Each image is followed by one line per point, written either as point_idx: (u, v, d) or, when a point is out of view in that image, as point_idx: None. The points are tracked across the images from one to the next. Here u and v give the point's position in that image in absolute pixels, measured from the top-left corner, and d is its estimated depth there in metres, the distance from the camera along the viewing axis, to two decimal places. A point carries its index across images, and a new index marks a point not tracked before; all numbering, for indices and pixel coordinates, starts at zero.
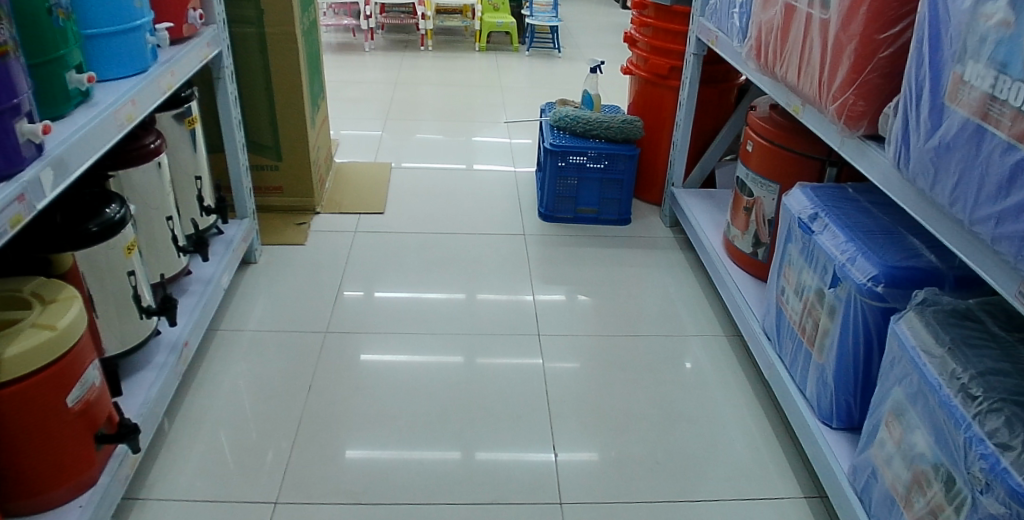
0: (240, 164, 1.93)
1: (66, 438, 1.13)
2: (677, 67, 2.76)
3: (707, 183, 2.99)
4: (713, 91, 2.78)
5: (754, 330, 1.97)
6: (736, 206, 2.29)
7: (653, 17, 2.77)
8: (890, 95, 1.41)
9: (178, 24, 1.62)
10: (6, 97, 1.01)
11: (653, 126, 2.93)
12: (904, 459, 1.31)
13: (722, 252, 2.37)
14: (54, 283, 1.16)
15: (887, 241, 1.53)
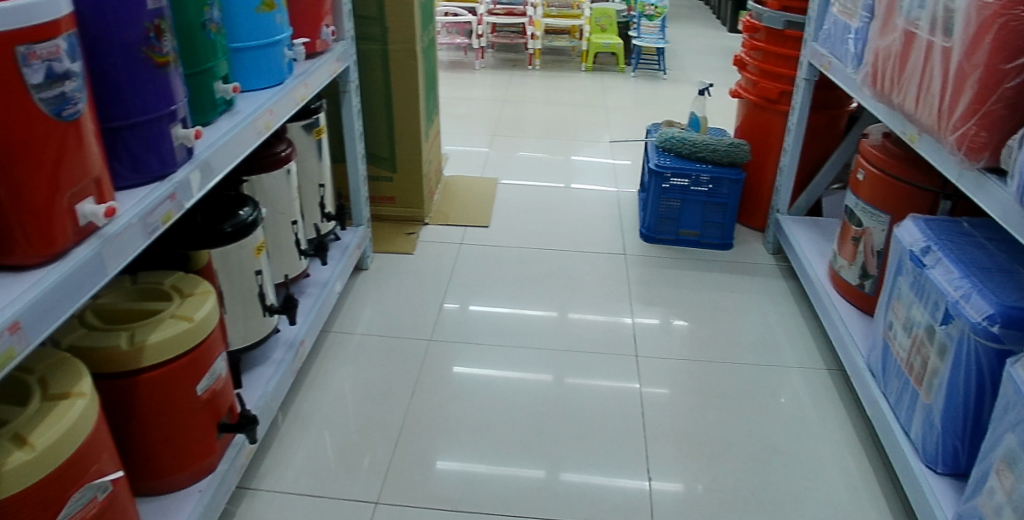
0: (359, 173, 2.02)
1: (193, 425, 1.17)
2: (787, 91, 2.67)
3: (815, 211, 2.87)
4: (825, 117, 2.67)
5: (858, 366, 1.87)
6: (844, 236, 2.19)
7: (764, 41, 2.70)
8: (1015, 127, 1.32)
9: (312, 40, 1.72)
10: (165, 104, 1.11)
11: (760, 151, 2.85)
12: (1015, 510, 1.20)
13: (827, 282, 2.26)
14: (192, 278, 1.23)
15: (1005, 279, 1.42)
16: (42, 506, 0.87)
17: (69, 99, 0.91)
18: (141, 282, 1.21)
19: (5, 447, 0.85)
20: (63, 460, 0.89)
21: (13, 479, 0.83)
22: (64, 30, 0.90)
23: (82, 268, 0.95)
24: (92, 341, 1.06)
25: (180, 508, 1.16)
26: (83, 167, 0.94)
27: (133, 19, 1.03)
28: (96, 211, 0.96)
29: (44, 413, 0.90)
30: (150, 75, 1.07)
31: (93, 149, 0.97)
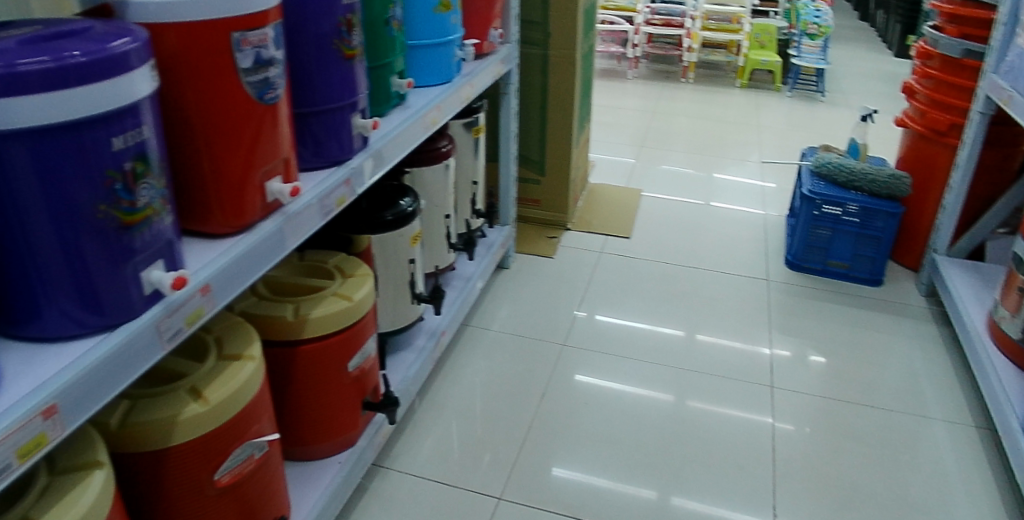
0: (510, 174, 2.05)
1: (341, 400, 1.22)
2: (958, 124, 2.45)
3: (976, 255, 2.62)
4: (997, 154, 2.43)
5: (1011, 426, 1.69)
6: (1009, 284, 1.95)
7: (938, 69, 2.49)
8: None
9: (481, 41, 1.77)
10: (349, 94, 1.17)
11: (923, 185, 2.64)
12: None
13: (985, 332, 2.05)
14: (353, 259, 1.28)
15: None
16: (209, 457, 0.94)
17: (270, 83, 0.98)
18: (308, 259, 1.27)
19: (182, 397, 0.92)
20: (230, 416, 0.95)
21: (187, 427, 0.91)
22: (272, 19, 0.97)
23: (265, 240, 1.02)
24: (262, 309, 1.13)
25: (321, 476, 1.22)
26: (275, 148, 1.02)
27: (330, 12, 1.09)
28: (282, 190, 1.03)
29: (219, 370, 0.97)
30: (339, 66, 1.14)
31: (285, 132, 1.04)
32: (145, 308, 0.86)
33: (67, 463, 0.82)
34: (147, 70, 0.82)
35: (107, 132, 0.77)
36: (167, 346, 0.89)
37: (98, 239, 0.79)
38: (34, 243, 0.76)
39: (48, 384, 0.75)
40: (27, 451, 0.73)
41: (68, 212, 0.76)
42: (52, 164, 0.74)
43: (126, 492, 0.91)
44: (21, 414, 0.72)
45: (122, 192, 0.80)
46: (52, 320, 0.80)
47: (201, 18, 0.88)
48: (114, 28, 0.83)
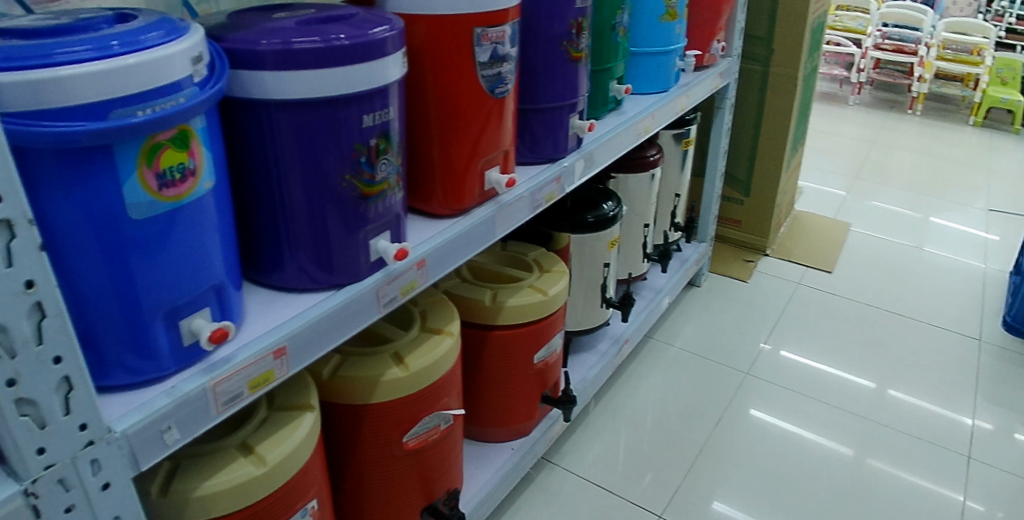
0: (714, 191, 1.99)
1: (523, 389, 1.25)
2: None
3: None
4: None
5: None
6: None
7: None
8: None
9: (702, 53, 1.74)
10: (570, 95, 1.20)
11: None
12: None
13: None
14: (551, 256, 1.30)
15: None
16: (402, 419, 1.01)
17: (502, 78, 1.03)
18: (509, 249, 1.32)
19: (385, 361, 0.99)
20: (425, 385, 1.01)
21: (387, 389, 0.97)
22: (511, 18, 1.01)
23: (478, 226, 1.07)
24: (464, 291, 1.19)
25: (493, 459, 1.26)
26: (498, 139, 1.07)
27: (562, 14, 1.13)
28: (500, 180, 1.08)
29: (421, 341, 1.03)
30: (564, 66, 1.18)
31: (509, 125, 1.09)
32: (369, 272, 0.93)
33: (284, 401, 0.91)
34: (398, 56, 0.89)
35: (359, 110, 0.85)
36: (382, 311, 0.96)
37: (338, 205, 0.87)
38: (287, 202, 0.86)
39: (281, 327, 0.84)
40: (257, 383, 0.81)
41: (318, 178, 0.85)
42: (311, 133, 0.83)
43: (327, 436, 1.00)
44: (256, 351, 0.80)
45: (365, 165, 0.87)
46: (292, 271, 0.89)
47: (449, 11, 0.94)
48: (376, 17, 0.91)
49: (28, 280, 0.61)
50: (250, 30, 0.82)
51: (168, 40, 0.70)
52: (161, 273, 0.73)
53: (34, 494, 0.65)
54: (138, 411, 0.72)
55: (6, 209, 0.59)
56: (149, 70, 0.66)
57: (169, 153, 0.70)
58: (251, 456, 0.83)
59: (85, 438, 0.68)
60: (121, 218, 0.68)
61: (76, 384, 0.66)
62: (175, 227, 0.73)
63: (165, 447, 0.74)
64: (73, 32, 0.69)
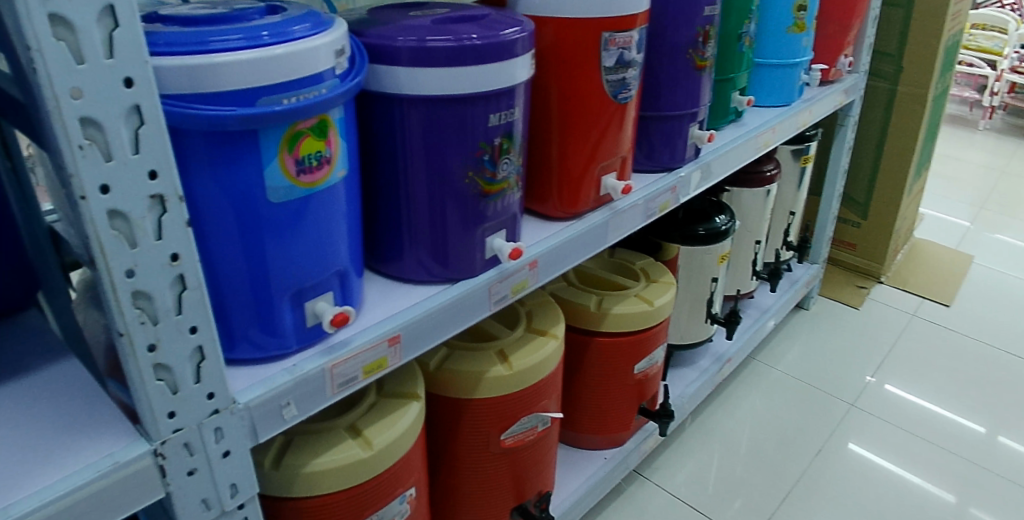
0: (830, 213, 1.91)
1: (621, 398, 1.24)
2: None
3: None
4: None
5: None
6: None
7: None
8: None
9: (829, 68, 1.67)
10: (690, 104, 1.19)
11: None
12: None
13: None
14: (659, 266, 1.29)
15: None
16: (501, 417, 1.01)
17: (626, 84, 1.02)
18: (617, 256, 1.31)
19: (490, 358, 1.00)
20: (526, 385, 1.01)
21: (490, 385, 0.98)
22: (639, 23, 1.00)
23: (591, 230, 1.06)
24: (570, 295, 1.19)
25: (586, 465, 1.26)
26: (617, 145, 1.06)
27: (689, 23, 1.12)
28: (616, 186, 1.07)
29: (525, 341, 1.04)
30: (687, 75, 1.16)
31: (629, 132, 1.08)
32: (483, 269, 0.94)
33: (393, 388, 0.93)
34: (527, 58, 0.90)
35: (486, 109, 0.86)
36: (493, 308, 0.96)
37: (458, 200, 0.88)
38: (410, 194, 0.88)
39: (397, 316, 0.85)
40: (372, 369, 0.82)
41: (441, 173, 0.86)
42: (438, 128, 0.85)
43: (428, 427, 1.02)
44: (373, 336, 0.82)
45: (488, 163, 0.88)
46: (410, 263, 0.91)
47: (579, 15, 0.95)
48: (507, 18, 0.92)
49: (174, 252, 0.65)
50: (388, 26, 0.84)
51: (313, 33, 0.73)
52: (291, 254, 0.76)
53: (162, 454, 0.68)
54: (260, 385, 0.75)
55: (160, 186, 0.63)
56: (295, 61, 0.69)
57: (308, 141, 0.73)
58: (359, 438, 0.86)
59: (212, 406, 0.70)
60: (259, 200, 0.72)
61: (208, 354, 0.69)
62: (307, 211, 0.75)
63: (283, 422, 0.76)
64: (228, 21, 0.72)
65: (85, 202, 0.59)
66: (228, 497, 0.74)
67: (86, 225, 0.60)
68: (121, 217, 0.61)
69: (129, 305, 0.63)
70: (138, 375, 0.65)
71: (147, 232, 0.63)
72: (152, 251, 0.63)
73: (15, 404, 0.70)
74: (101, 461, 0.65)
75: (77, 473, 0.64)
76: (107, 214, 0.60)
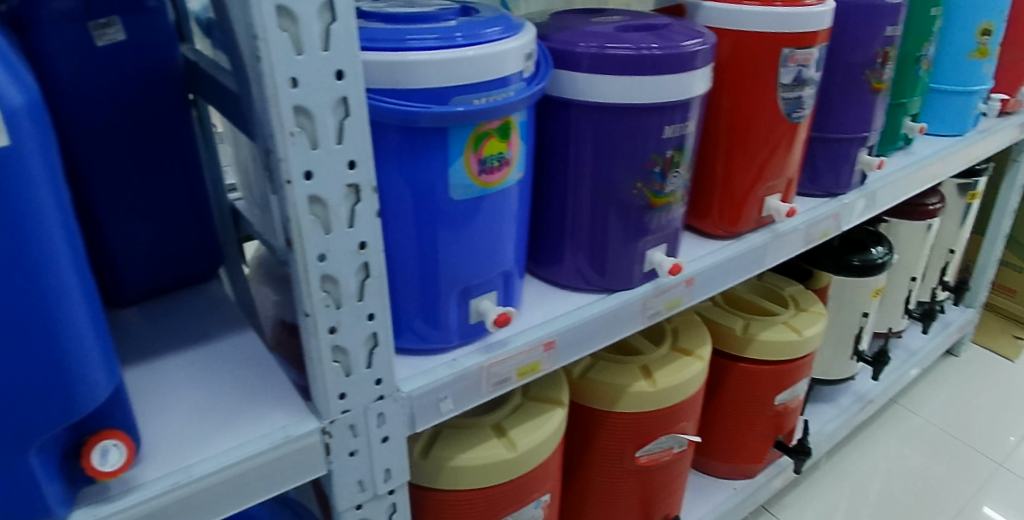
0: (993, 254, 1.77)
1: (757, 429, 1.20)
2: None
3: None
4: None
5: None
6: None
7: None
8: None
9: (1009, 98, 1.55)
10: (861, 128, 1.13)
11: None
12: None
13: None
14: (809, 294, 1.24)
15: None
16: (638, 434, 0.99)
17: (801, 103, 0.99)
18: (765, 280, 1.28)
19: (634, 372, 0.99)
20: (669, 404, 0.99)
21: (633, 399, 0.97)
22: (820, 41, 0.96)
23: (751, 252, 1.03)
24: (715, 316, 1.17)
25: (713, 494, 1.22)
26: (784, 166, 1.02)
27: (869, 43, 1.07)
28: (780, 208, 1.03)
29: (670, 359, 1.02)
30: (861, 97, 1.11)
31: (797, 153, 1.04)
32: (640, 282, 0.92)
33: (539, 392, 0.93)
34: (706, 71, 0.87)
35: (662, 120, 0.84)
36: (646, 323, 0.94)
37: (623, 210, 0.87)
38: (575, 200, 0.88)
39: (554, 321, 0.85)
40: (526, 371, 0.82)
41: (609, 182, 0.86)
42: (613, 136, 0.84)
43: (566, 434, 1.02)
44: (530, 340, 0.82)
45: (657, 175, 0.87)
46: (569, 269, 0.91)
47: (760, 29, 0.92)
48: (688, 29, 0.90)
49: (362, 241, 0.66)
50: (571, 31, 0.84)
51: (504, 36, 0.73)
52: (462, 251, 0.77)
53: (329, 433, 0.70)
54: (422, 376, 0.76)
55: (357, 176, 0.65)
56: (487, 62, 0.70)
57: (492, 142, 0.74)
58: (504, 439, 0.86)
59: (378, 392, 0.72)
60: (439, 196, 0.73)
61: (380, 341, 0.70)
62: (482, 210, 0.76)
63: (440, 415, 0.77)
64: (425, 19, 0.73)
65: (290, 186, 0.62)
66: (381, 481, 0.76)
67: (289, 208, 0.62)
68: (319, 203, 0.64)
69: (317, 288, 0.65)
70: (317, 354, 0.67)
71: (341, 219, 0.65)
72: (343, 238, 0.65)
73: (198, 368, 0.75)
74: (275, 432, 0.68)
75: (252, 442, 0.67)
76: (308, 199, 0.63)
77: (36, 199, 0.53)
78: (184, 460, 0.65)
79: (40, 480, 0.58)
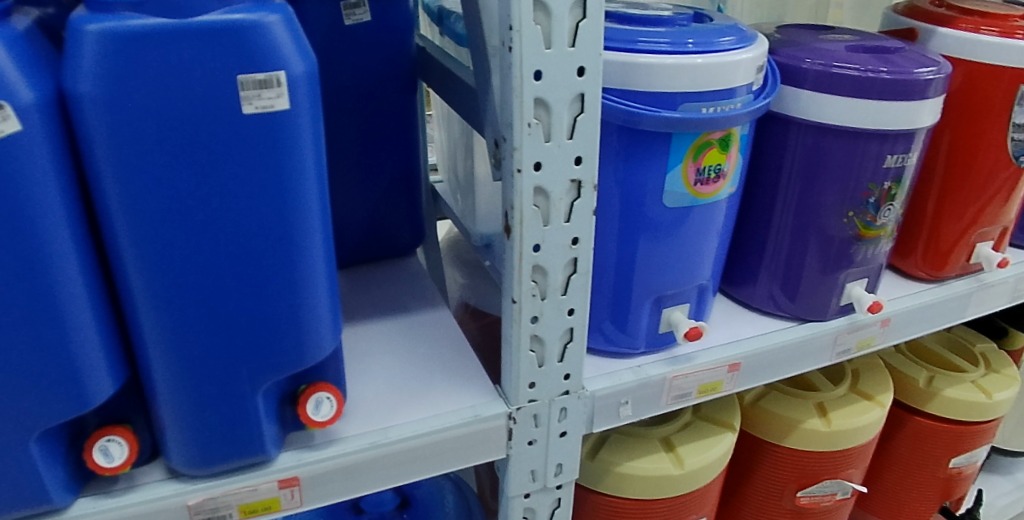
0: None
1: (925, 490, 1.11)
2: None
3: None
4: None
5: None
6: None
7: None
8: None
9: None
10: None
11: None
12: None
13: None
14: (1003, 355, 1.14)
15: None
16: (803, 472, 0.95)
17: None
18: (955, 333, 1.20)
19: (808, 408, 0.95)
20: (841, 448, 0.94)
21: (804, 436, 0.93)
22: None
23: (954, 300, 0.97)
24: (897, 364, 1.10)
25: None
26: (1002, 213, 0.95)
27: None
28: (992, 257, 0.96)
29: (848, 401, 0.97)
30: None
31: (1019, 200, 0.96)
32: (834, 316, 0.88)
33: (710, 413, 0.91)
34: (938, 101, 0.81)
35: (887, 148, 0.79)
36: (834, 359, 0.90)
37: (828, 238, 0.84)
38: (780, 222, 0.86)
39: (742, 343, 0.83)
40: (708, 389, 0.80)
41: (817, 208, 0.82)
42: (829, 160, 0.80)
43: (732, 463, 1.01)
44: (716, 358, 0.80)
45: (871, 206, 0.82)
46: (761, 293, 0.89)
47: (999, 63, 0.85)
48: (922, 55, 0.84)
49: (575, 237, 0.67)
50: (798, 47, 0.82)
51: (737, 47, 0.72)
52: (662, 258, 0.76)
53: (514, 419, 0.71)
54: (606, 378, 0.76)
55: (582, 172, 0.65)
56: (714, 71, 0.69)
57: (712, 152, 0.73)
58: (671, 454, 0.85)
59: (564, 386, 0.72)
60: (650, 201, 0.73)
61: (576, 337, 0.71)
62: (689, 221, 0.75)
63: (618, 419, 0.77)
64: (659, 23, 0.74)
65: (520, 174, 0.63)
66: (552, 475, 0.76)
67: (514, 196, 0.64)
68: (543, 194, 0.65)
69: (528, 277, 0.67)
70: (516, 341, 0.69)
71: (560, 213, 0.66)
72: (559, 232, 0.66)
73: (396, 339, 0.79)
74: (465, 410, 0.70)
75: (442, 416, 0.69)
76: (533, 190, 0.64)
77: (300, 165, 0.56)
78: (382, 423, 0.68)
79: (262, 421, 0.62)
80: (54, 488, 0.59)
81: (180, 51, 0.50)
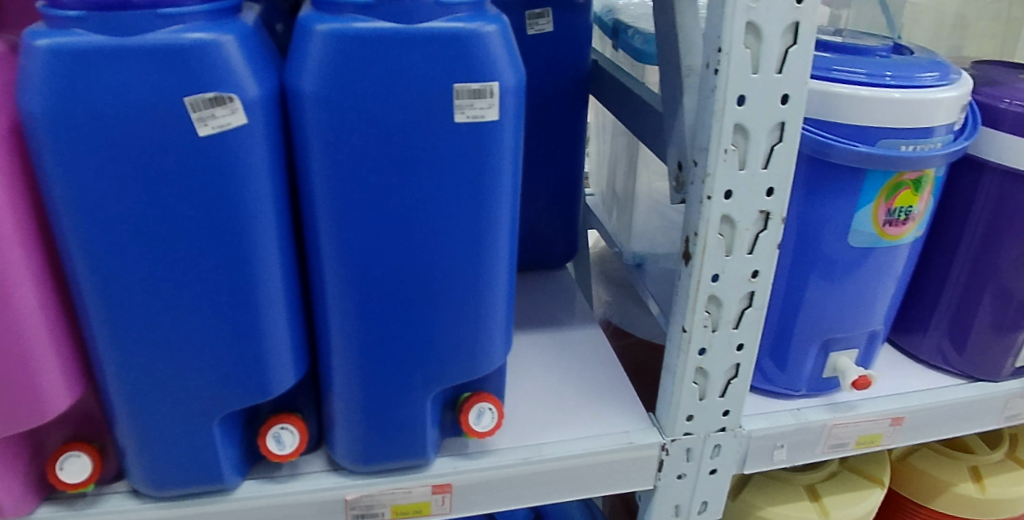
0: None
1: None
2: None
3: None
4: None
5: None
6: None
7: None
8: None
9: None
10: None
11: None
12: None
13: None
14: None
15: None
16: None
17: None
18: None
19: (963, 471, 0.88)
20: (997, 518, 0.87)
21: (957, 500, 0.86)
22: None
23: None
24: None
25: None
26: None
27: None
28: None
29: (1008, 468, 0.90)
30: None
31: None
32: (1007, 378, 0.82)
33: (858, 465, 0.86)
34: None
35: None
36: (1002, 423, 0.83)
37: (1012, 294, 0.77)
38: (958, 272, 0.80)
39: (908, 396, 0.78)
40: (866, 441, 0.76)
41: (1003, 260, 0.76)
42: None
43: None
44: (880, 409, 0.75)
45: None
46: (928, 344, 0.84)
47: None
48: None
49: (756, 269, 0.64)
50: (1001, 86, 0.76)
51: (940, 84, 0.67)
52: (835, 299, 0.72)
53: (667, 450, 0.69)
54: (765, 418, 0.73)
55: (772, 203, 0.62)
56: (914, 108, 0.65)
57: (906, 194, 0.69)
58: (817, 503, 0.80)
59: (722, 423, 0.70)
60: (830, 238, 0.70)
61: (741, 373, 0.68)
62: (869, 263, 0.71)
63: (771, 463, 0.73)
64: (857, 52, 0.70)
65: (709, 202, 0.61)
66: (697, 512, 0.73)
67: (699, 222, 0.62)
68: (729, 223, 0.62)
69: (702, 307, 0.64)
70: (681, 371, 0.66)
71: (744, 244, 0.63)
72: (740, 263, 0.64)
73: (547, 354, 0.78)
74: (618, 435, 0.68)
75: (596, 439, 0.67)
76: (720, 218, 0.62)
77: (497, 177, 0.55)
78: (535, 440, 0.67)
79: (426, 425, 0.62)
80: (227, 468, 0.60)
81: (401, 57, 0.50)
